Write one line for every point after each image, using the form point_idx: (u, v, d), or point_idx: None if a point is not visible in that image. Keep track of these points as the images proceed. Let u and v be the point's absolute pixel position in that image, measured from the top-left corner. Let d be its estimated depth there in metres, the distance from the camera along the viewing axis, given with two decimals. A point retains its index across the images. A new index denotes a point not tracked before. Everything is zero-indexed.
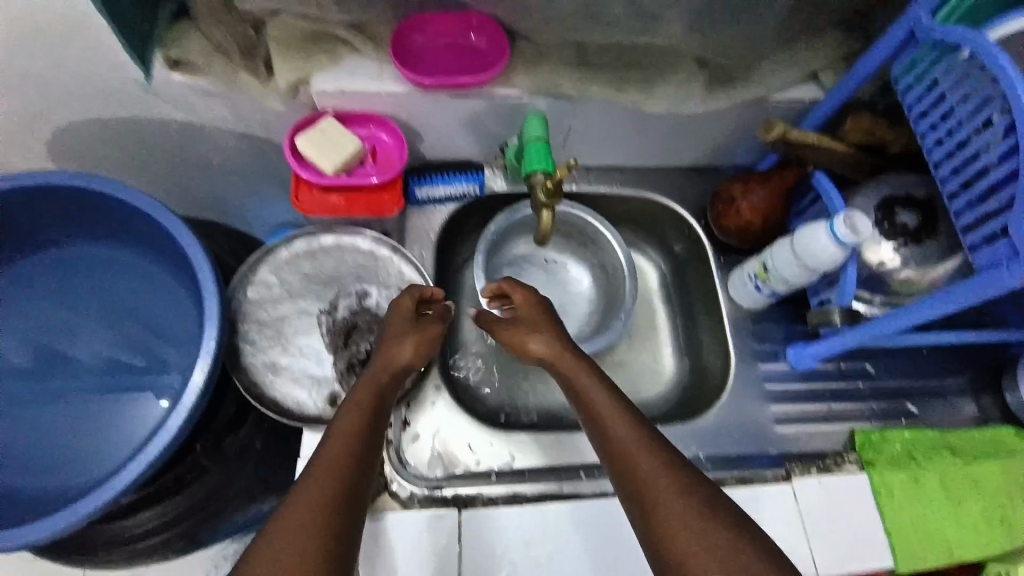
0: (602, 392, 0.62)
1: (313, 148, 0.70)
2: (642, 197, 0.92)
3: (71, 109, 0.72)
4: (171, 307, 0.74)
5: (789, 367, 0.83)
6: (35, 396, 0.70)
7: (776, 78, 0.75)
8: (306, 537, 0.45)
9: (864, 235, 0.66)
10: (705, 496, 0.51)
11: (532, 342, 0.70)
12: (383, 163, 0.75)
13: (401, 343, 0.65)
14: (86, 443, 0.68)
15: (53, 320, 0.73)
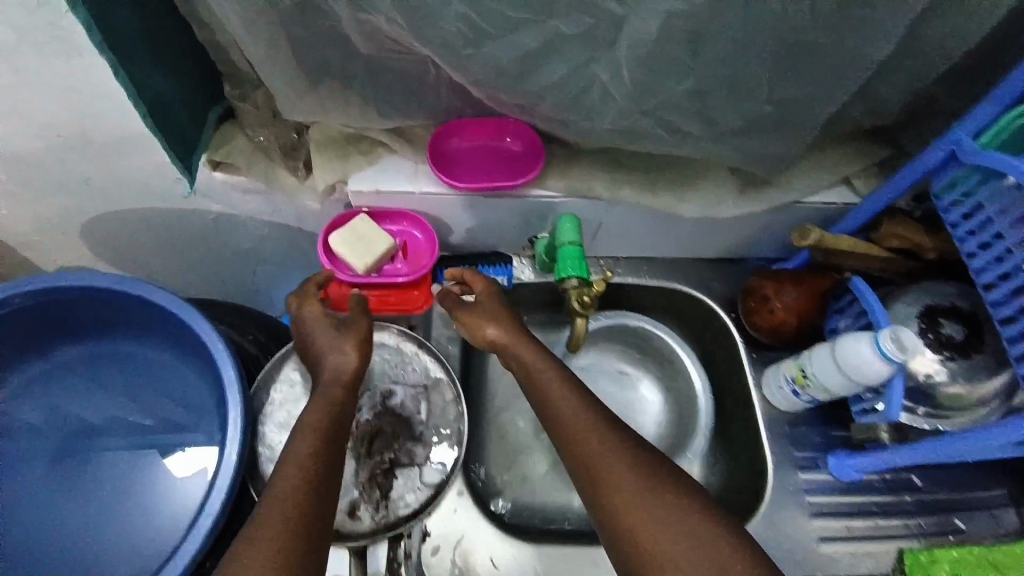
0: (558, 380, 0.65)
1: (346, 249, 0.70)
2: (672, 290, 0.91)
3: (114, 200, 0.74)
4: (179, 380, 0.78)
5: (832, 479, 0.80)
6: (61, 486, 0.73)
7: (811, 183, 0.75)
8: (280, 544, 0.50)
9: (911, 350, 0.65)
10: (645, 474, 0.57)
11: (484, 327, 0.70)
12: (414, 259, 0.75)
13: (340, 347, 0.66)
14: (108, 524, 0.72)
15: (75, 410, 0.77)
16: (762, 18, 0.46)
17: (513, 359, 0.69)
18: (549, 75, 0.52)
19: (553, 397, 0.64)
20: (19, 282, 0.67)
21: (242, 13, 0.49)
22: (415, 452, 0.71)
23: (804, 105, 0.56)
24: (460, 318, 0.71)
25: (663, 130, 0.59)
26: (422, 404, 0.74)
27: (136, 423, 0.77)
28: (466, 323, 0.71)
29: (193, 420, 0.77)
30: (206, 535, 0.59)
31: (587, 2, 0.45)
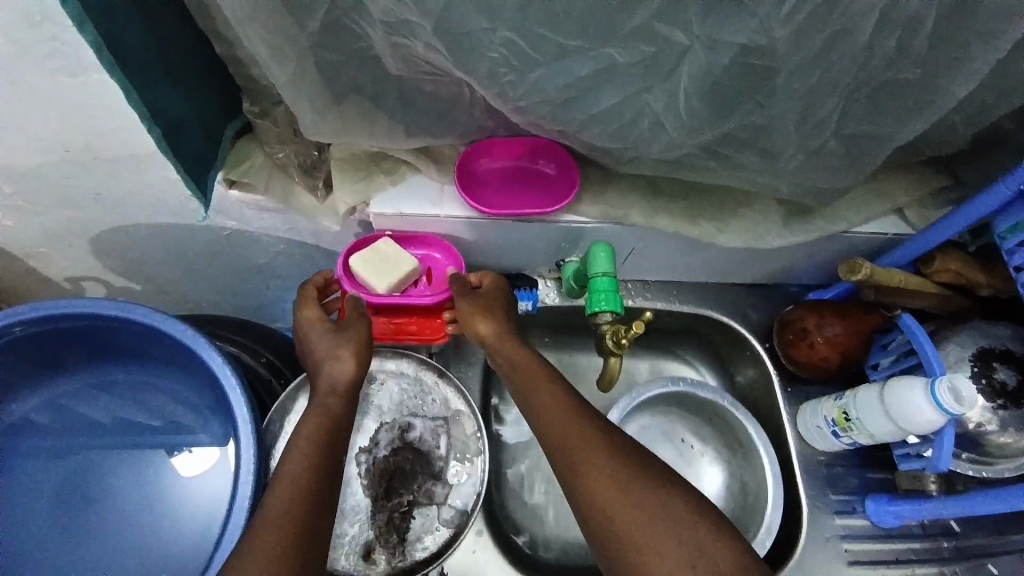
0: (554, 386, 0.63)
1: (368, 267, 0.65)
2: (705, 316, 0.86)
3: (122, 216, 0.69)
4: (180, 392, 0.75)
5: (870, 523, 0.76)
6: (60, 507, 0.70)
7: (861, 214, 0.70)
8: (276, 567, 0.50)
9: (969, 401, 0.60)
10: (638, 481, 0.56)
11: (478, 326, 0.67)
12: (438, 282, 0.70)
13: (339, 354, 0.64)
14: (111, 542, 0.69)
15: (78, 434, 0.74)
16: (839, 51, 0.42)
17: (505, 360, 0.66)
18: (597, 103, 0.48)
19: (547, 401, 0.62)
20: (22, 308, 0.63)
21: (268, 32, 0.45)
22: (433, 492, 0.68)
23: (869, 139, 0.52)
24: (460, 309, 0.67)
25: (711, 158, 0.55)
26: (441, 439, 0.70)
27: (136, 440, 0.74)
28: (464, 322, 0.67)
29: (202, 440, 0.74)
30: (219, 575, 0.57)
31: (647, 30, 0.41)
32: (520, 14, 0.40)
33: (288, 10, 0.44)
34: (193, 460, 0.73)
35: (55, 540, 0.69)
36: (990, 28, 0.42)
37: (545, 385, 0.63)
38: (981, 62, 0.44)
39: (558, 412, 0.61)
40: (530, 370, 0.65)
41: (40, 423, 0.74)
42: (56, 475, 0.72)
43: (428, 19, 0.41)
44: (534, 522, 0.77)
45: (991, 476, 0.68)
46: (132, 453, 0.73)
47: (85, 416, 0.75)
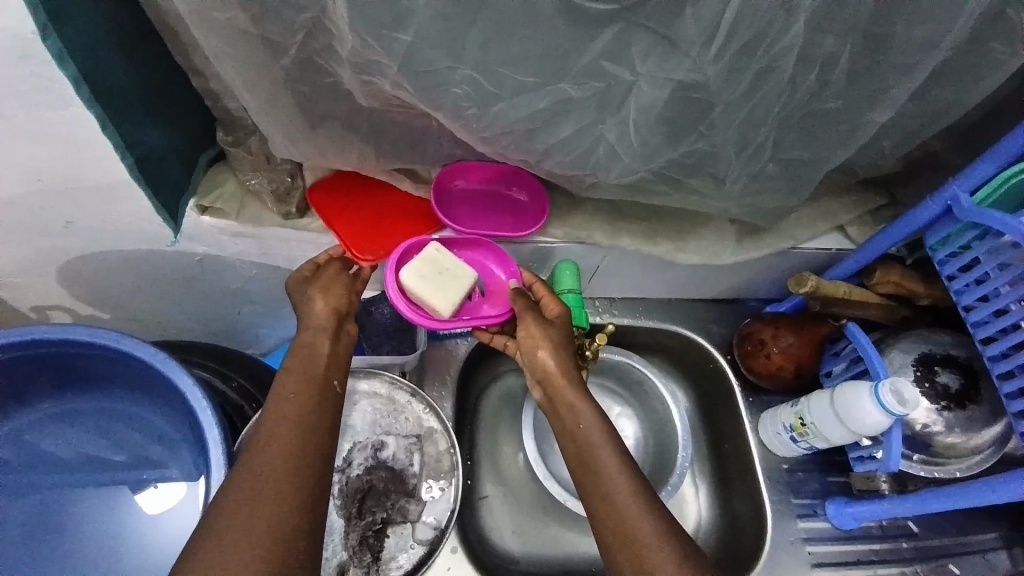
0: (596, 420, 0.63)
1: (427, 291, 0.64)
2: (669, 330, 0.90)
3: (94, 243, 0.70)
4: (155, 432, 0.74)
5: (831, 526, 0.79)
6: (17, 545, 0.68)
7: (808, 232, 0.75)
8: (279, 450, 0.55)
9: (912, 402, 0.64)
10: (670, 528, 0.56)
11: (541, 351, 0.66)
12: (497, 295, 0.71)
13: (320, 299, 0.64)
14: None
15: (40, 468, 0.72)
16: (770, 85, 0.46)
17: (558, 390, 0.65)
18: (555, 134, 0.52)
19: (593, 439, 0.62)
20: None
21: (243, 69, 0.47)
22: (408, 509, 0.69)
23: (804, 162, 0.57)
24: (524, 326, 0.67)
25: (664, 182, 0.59)
26: (415, 456, 0.71)
27: (99, 482, 0.72)
28: (529, 335, 0.66)
29: (172, 474, 0.72)
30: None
31: (597, 68, 0.45)
32: (480, 53, 0.44)
33: (264, 49, 0.47)
34: (159, 496, 0.71)
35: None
36: (899, 64, 0.47)
37: (592, 418, 0.62)
38: (896, 93, 0.49)
39: (604, 449, 0.61)
40: (577, 401, 0.64)
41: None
42: (11, 517, 0.69)
43: (395, 59, 0.44)
44: (507, 538, 0.78)
45: (944, 476, 0.72)
46: (93, 491, 0.71)
47: (51, 455, 0.73)
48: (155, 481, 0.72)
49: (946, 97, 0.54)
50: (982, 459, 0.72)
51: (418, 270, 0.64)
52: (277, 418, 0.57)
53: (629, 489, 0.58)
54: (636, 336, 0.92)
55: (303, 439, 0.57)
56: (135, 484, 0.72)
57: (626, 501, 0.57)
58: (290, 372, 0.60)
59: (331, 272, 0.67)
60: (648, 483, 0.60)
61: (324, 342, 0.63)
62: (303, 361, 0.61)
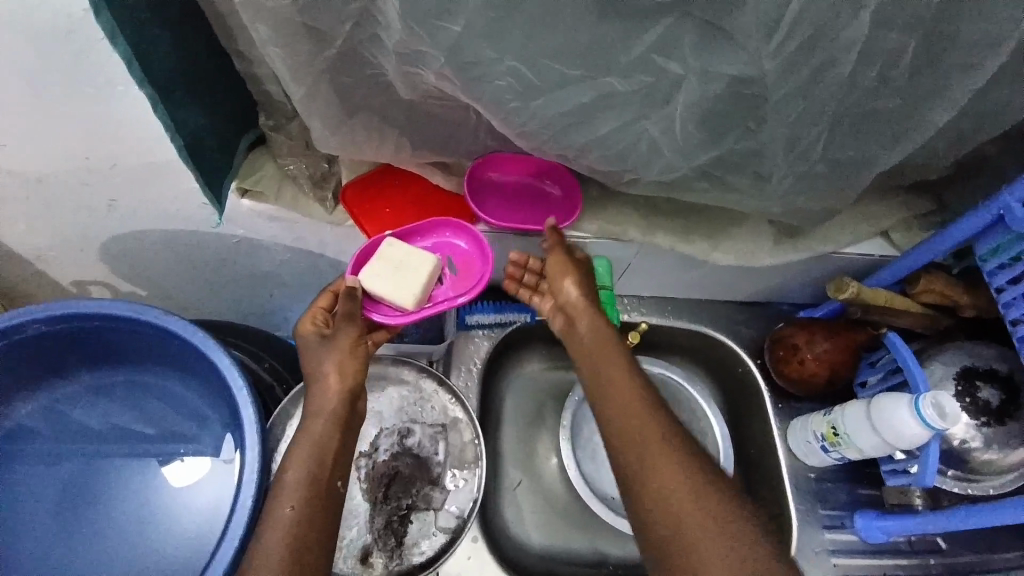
0: (617, 350, 0.64)
1: (382, 287, 0.63)
2: (698, 332, 0.89)
3: (135, 222, 0.71)
4: (186, 408, 0.75)
5: (858, 538, 0.77)
6: (50, 509, 0.70)
7: (850, 236, 0.73)
8: (313, 468, 0.58)
9: (953, 417, 0.62)
10: (691, 458, 0.56)
11: (567, 283, 0.66)
12: (464, 275, 0.68)
13: (335, 359, 0.62)
14: (94, 548, 0.69)
15: (75, 435, 0.74)
16: (827, 83, 0.44)
17: (580, 325, 0.66)
18: (596, 128, 0.51)
19: (613, 366, 0.62)
20: (35, 308, 0.65)
21: (286, 54, 0.48)
22: (432, 496, 0.69)
23: (852, 164, 0.55)
24: (552, 258, 0.66)
25: (704, 180, 0.58)
26: (440, 445, 0.71)
27: (131, 451, 0.74)
28: (554, 269, 0.66)
29: (199, 449, 0.74)
30: (234, 559, 0.58)
31: (646, 61, 0.44)
32: (526, 43, 0.43)
33: (309, 36, 0.47)
34: (186, 469, 0.73)
35: (62, 553, 0.69)
36: (961, 64, 0.45)
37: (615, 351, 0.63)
38: (955, 94, 0.47)
39: (625, 376, 0.61)
40: (602, 334, 0.65)
41: (36, 432, 0.73)
42: (47, 481, 0.72)
43: (441, 49, 0.44)
44: (526, 532, 0.78)
45: (978, 493, 0.70)
46: (125, 461, 0.73)
47: (84, 425, 0.74)
48: (181, 455, 0.73)
49: (1007, 101, 0.52)
50: (1016, 477, 0.70)
51: (371, 268, 0.63)
52: (312, 436, 0.59)
53: (650, 415, 0.58)
54: (662, 337, 0.91)
55: (305, 545, 0.54)
56: (166, 456, 0.73)
57: (645, 425, 0.58)
58: (292, 468, 0.58)
59: (347, 341, 0.63)
60: (669, 411, 0.60)
61: (334, 436, 0.60)
62: (310, 451, 0.59)
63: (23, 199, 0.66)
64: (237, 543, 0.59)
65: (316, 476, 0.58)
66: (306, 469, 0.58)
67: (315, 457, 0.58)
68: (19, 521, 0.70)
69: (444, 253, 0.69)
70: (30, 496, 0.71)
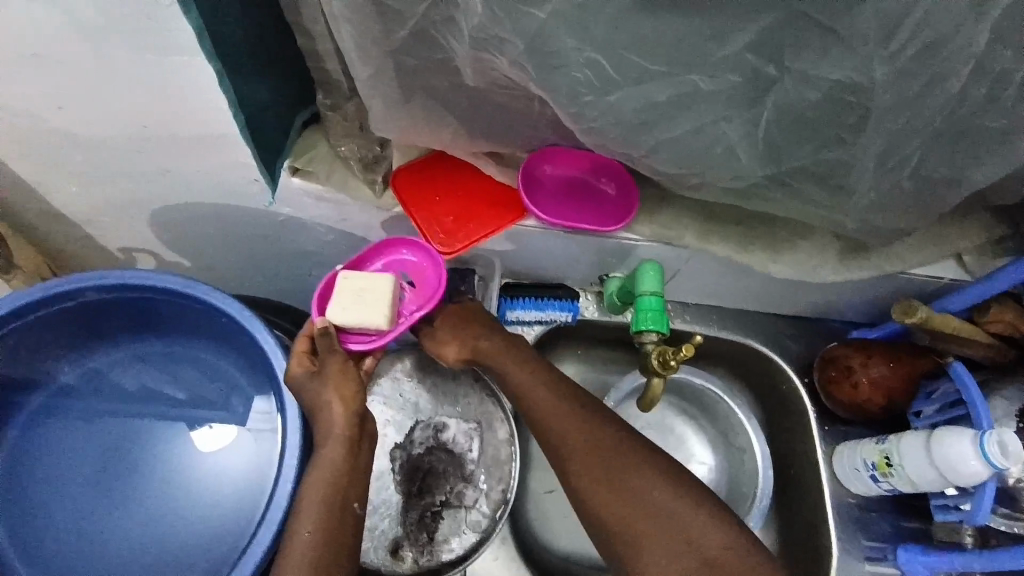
0: (535, 382, 0.64)
1: (350, 318, 0.61)
2: (743, 345, 0.86)
3: (185, 192, 0.71)
4: (218, 379, 0.75)
5: (899, 573, 0.74)
6: (79, 466, 0.71)
7: (920, 257, 0.69)
8: (329, 492, 0.58)
9: (1017, 457, 0.58)
10: (626, 467, 0.58)
11: (456, 342, 0.67)
12: (422, 283, 0.68)
13: (335, 389, 0.61)
14: (120, 508, 0.70)
15: (107, 395, 0.74)
16: (933, 96, 0.41)
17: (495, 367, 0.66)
18: (671, 128, 0.48)
19: (538, 406, 0.63)
20: (91, 275, 0.65)
21: (357, 33, 0.46)
22: (464, 493, 0.68)
23: (942, 184, 0.51)
24: (439, 331, 0.68)
25: (777, 189, 0.55)
26: (475, 442, 0.70)
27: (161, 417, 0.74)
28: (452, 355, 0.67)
29: (225, 418, 0.73)
30: (272, 540, 0.58)
31: (738, 60, 0.41)
32: (612, 35, 0.41)
33: (382, 14, 0.45)
34: (211, 436, 0.73)
35: (92, 509, 0.70)
36: None
37: (530, 385, 0.64)
38: None
39: (547, 411, 0.62)
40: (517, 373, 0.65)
41: (68, 388, 0.73)
42: (78, 437, 0.72)
43: (521, 36, 0.42)
44: (551, 535, 0.77)
45: None
46: (154, 424, 0.73)
47: (116, 385, 0.74)
48: (208, 422, 0.73)
49: None
50: None
51: (335, 302, 0.61)
52: (326, 462, 0.59)
53: (581, 443, 0.60)
54: (704, 346, 0.88)
55: (327, 563, 0.55)
56: (195, 421, 0.73)
57: (580, 456, 0.60)
58: (312, 488, 0.58)
59: (337, 370, 0.61)
60: (599, 422, 0.61)
61: (345, 456, 0.59)
62: (323, 479, 0.58)
63: (80, 161, 0.66)
64: (276, 526, 0.58)
65: (333, 500, 0.58)
66: (323, 494, 0.57)
67: (333, 479, 0.58)
68: (48, 473, 0.70)
69: (396, 270, 0.69)
70: (60, 451, 0.71)
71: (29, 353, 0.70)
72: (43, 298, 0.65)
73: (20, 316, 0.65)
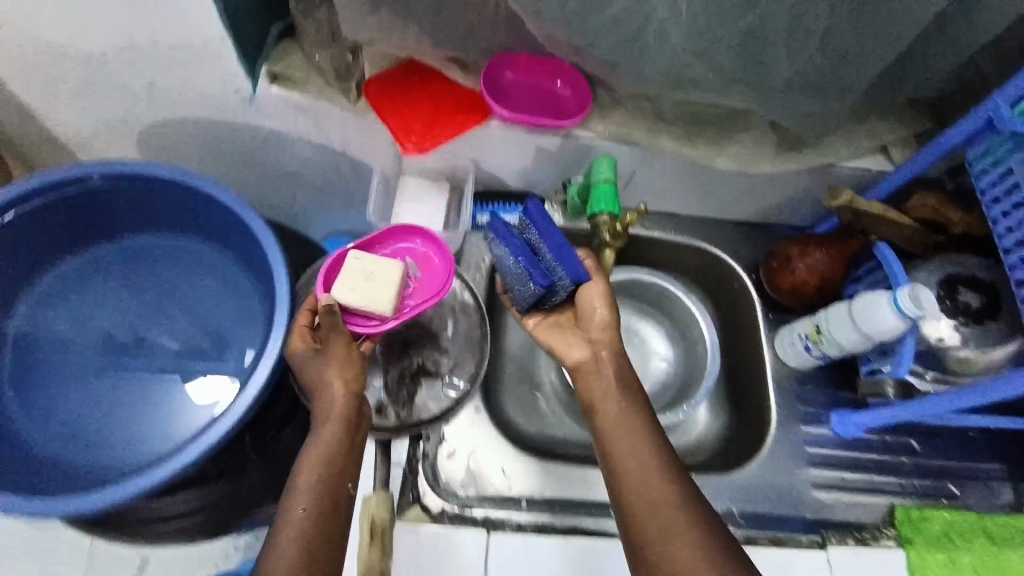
0: (627, 398, 0.68)
1: (357, 298, 0.62)
2: (697, 247, 0.93)
3: (171, 107, 0.76)
4: (212, 302, 0.77)
5: (832, 433, 0.83)
6: (70, 354, 0.73)
7: (851, 149, 0.77)
8: (324, 474, 0.58)
9: (929, 310, 0.67)
10: (689, 499, 0.60)
11: (600, 312, 0.72)
12: (426, 277, 0.69)
13: (334, 368, 0.63)
14: (107, 405, 0.71)
15: (100, 295, 0.77)
16: None
17: (601, 362, 0.71)
18: (607, 11, 0.56)
19: (624, 419, 0.66)
20: (99, 163, 0.70)
21: None
22: (441, 362, 0.75)
23: (842, 58, 0.59)
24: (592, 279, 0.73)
25: (708, 70, 0.62)
26: (449, 321, 0.77)
27: (152, 326, 0.76)
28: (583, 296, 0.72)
29: (217, 367, 0.74)
30: (263, 388, 0.64)
31: None
32: None
33: None
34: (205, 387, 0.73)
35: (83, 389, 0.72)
36: None
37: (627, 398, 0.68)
38: None
39: (632, 428, 0.65)
40: (619, 381, 0.70)
41: (65, 280, 0.77)
42: (69, 327, 0.75)
43: None
44: (523, 418, 0.84)
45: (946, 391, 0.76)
46: (143, 328, 0.76)
47: (110, 286, 0.77)
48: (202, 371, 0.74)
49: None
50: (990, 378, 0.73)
51: (342, 280, 0.63)
52: (323, 442, 0.60)
53: (653, 462, 0.62)
54: (663, 252, 0.95)
55: (320, 545, 0.54)
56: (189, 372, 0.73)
57: (649, 475, 0.61)
58: (307, 469, 0.58)
59: (341, 349, 0.63)
60: (671, 453, 0.64)
61: (343, 437, 0.60)
62: (321, 459, 0.58)
63: (70, 78, 0.71)
64: (264, 382, 0.64)
65: (327, 482, 0.58)
66: (318, 475, 0.58)
67: (328, 460, 0.58)
68: (42, 354, 0.73)
69: (403, 257, 0.70)
70: (54, 336, 0.74)
71: (26, 242, 0.72)
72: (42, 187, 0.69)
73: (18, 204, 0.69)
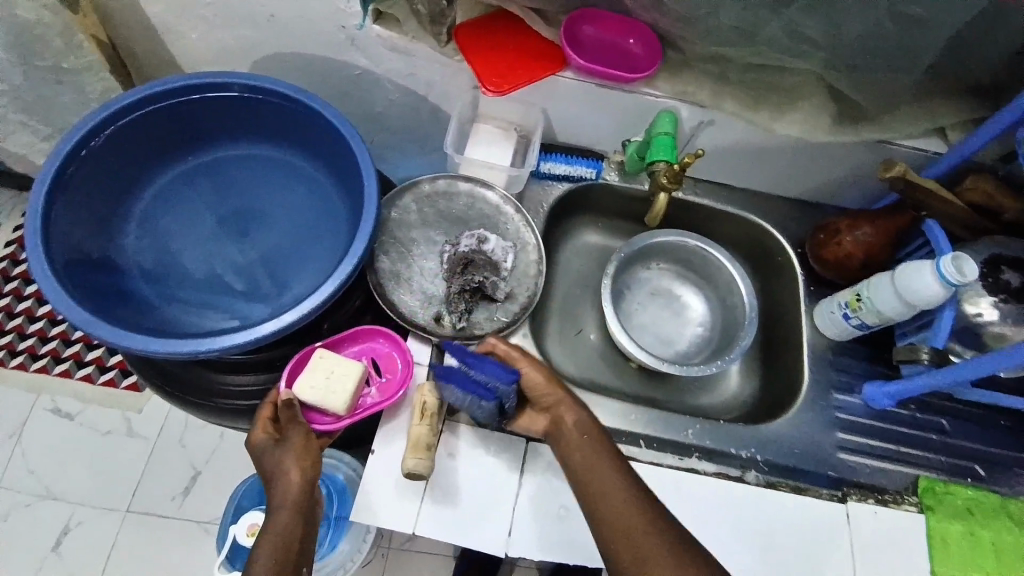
0: (582, 454, 0.66)
1: (315, 394, 0.72)
2: (745, 220, 0.97)
3: (283, 40, 0.85)
4: (298, 221, 0.86)
5: (863, 402, 0.85)
6: (180, 228, 0.85)
7: (910, 128, 0.80)
8: (275, 558, 0.60)
9: (971, 277, 0.69)
10: (679, 543, 0.59)
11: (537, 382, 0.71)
12: (385, 384, 0.78)
13: (293, 454, 0.66)
14: (196, 283, 0.82)
15: (215, 187, 0.87)
16: None
17: (555, 427, 0.69)
18: None
19: (588, 474, 0.65)
20: (242, 74, 0.79)
21: None
22: (498, 288, 0.82)
23: None
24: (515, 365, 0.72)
25: None
26: (509, 255, 0.84)
27: (245, 228, 0.85)
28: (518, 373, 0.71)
29: (265, 305, 0.81)
30: (341, 282, 0.72)
31: None
32: None
33: None
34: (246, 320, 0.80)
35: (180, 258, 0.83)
36: None
37: (581, 455, 0.66)
38: None
39: (601, 480, 0.64)
40: (574, 439, 0.67)
41: (190, 164, 0.88)
42: (184, 204, 0.86)
43: None
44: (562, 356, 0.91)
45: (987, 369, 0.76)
46: (234, 226, 0.85)
47: (227, 182, 0.88)
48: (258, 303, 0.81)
49: None
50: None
51: (305, 376, 0.72)
52: (277, 522, 0.62)
53: (633, 514, 0.61)
54: (712, 220, 0.99)
55: None
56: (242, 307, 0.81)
57: (632, 524, 0.60)
58: (261, 552, 0.60)
59: (300, 438, 0.68)
60: (644, 496, 0.63)
61: (296, 525, 0.62)
62: (274, 544, 0.61)
63: (204, 6, 0.81)
64: (342, 277, 0.72)
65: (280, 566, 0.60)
66: (270, 558, 0.60)
67: (277, 551, 0.60)
68: (161, 217, 0.85)
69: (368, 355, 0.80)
70: (171, 208, 0.85)
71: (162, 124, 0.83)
72: (167, 90, 0.79)
73: (151, 99, 0.79)
